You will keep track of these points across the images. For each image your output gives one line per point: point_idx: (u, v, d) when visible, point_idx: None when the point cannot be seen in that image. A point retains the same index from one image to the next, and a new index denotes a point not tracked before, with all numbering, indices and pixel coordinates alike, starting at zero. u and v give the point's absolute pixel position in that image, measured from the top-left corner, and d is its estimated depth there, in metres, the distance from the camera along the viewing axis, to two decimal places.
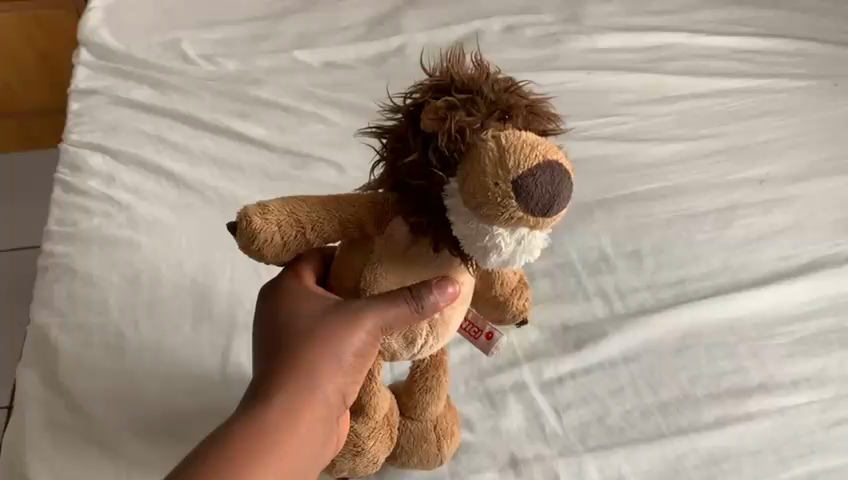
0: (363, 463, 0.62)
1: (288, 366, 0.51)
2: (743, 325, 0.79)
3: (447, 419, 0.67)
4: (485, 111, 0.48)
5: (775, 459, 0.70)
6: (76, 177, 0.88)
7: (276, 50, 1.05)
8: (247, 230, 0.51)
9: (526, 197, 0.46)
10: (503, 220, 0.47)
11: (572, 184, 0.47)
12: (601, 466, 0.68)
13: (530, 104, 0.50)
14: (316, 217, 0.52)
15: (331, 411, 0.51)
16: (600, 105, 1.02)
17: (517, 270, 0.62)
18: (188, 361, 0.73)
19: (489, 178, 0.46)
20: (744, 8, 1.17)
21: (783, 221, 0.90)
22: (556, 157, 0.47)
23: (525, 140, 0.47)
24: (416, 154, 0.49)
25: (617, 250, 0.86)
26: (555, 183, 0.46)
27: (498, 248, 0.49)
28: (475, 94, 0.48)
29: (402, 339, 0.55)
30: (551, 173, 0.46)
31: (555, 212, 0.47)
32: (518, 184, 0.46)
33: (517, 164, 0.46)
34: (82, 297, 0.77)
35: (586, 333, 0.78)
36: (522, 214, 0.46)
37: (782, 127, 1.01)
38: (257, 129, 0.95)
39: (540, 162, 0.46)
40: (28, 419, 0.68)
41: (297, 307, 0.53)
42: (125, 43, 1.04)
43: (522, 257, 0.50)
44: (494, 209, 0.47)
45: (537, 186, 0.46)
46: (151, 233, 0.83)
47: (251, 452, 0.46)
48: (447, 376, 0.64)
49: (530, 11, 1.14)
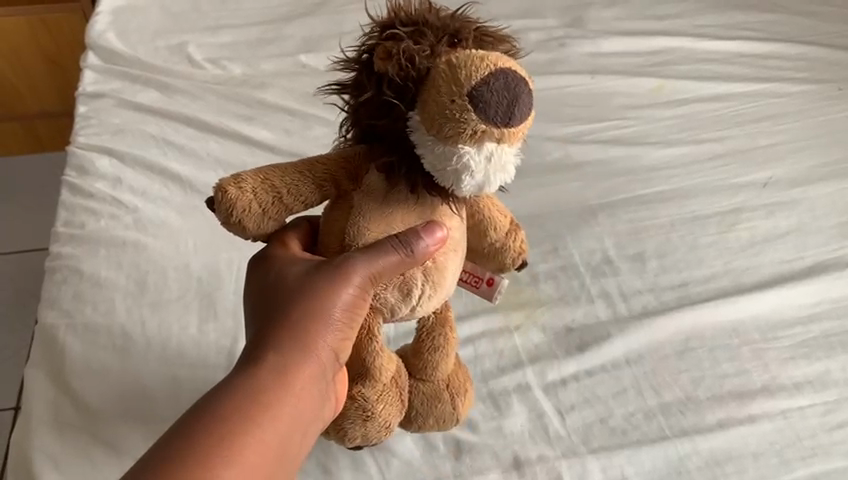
0: (376, 429, 0.60)
1: (280, 327, 0.52)
2: (746, 327, 0.80)
3: (459, 378, 0.67)
4: (433, 39, 0.50)
5: (778, 461, 0.70)
6: (84, 180, 0.88)
7: (282, 54, 1.06)
8: (223, 202, 0.52)
9: (484, 106, 0.47)
10: (467, 136, 0.48)
11: (529, 92, 0.49)
12: (603, 467, 0.69)
13: (477, 28, 0.51)
14: (292, 181, 0.54)
15: (326, 370, 0.52)
16: (603, 109, 1.02)
17: (507, 213, 0.61)
18: (195, 361, 0.74)
19: (445, 96, 0.48)
20: (746, 13, 1.18)
21: (785, 225, 0.90)
22: (508, 67, 0.49)
23: (476, 55, 0.48)
24: (370, 93, 0.50)
25: (620, 252, 0.86)
26: (507, 90, 0.48)
27: (469, 169, 0.49)
28: (420, 25, 0.50)
29: (396, 291, 0.55)
30: (504, 81, 0.48)
31: (516, 120, 0.48)
32: (472, 95, 0.47)
33: (470, 77, 0.47)
34: (89, 299, 0.77)
35: (588, 334, 0.79)
36: (484, 125, 0.47)
37: (785, 132, 1.01)
38: (262, 132, 0.96)
39: (491, 70, 0.48)
40: (35, 417, 0.69)
41: (286, 270, 0.54)
42: (132, 47, 1.05)
43: (494, 178, 0.50)
44: (455, 126, 0.48)
45: (490, 93, 0.47)
46: (158, 235, 0.84)
47: (248, 408, 0.47)
48: (453, 333, 0.65)
49: (534, 16, 1.15)
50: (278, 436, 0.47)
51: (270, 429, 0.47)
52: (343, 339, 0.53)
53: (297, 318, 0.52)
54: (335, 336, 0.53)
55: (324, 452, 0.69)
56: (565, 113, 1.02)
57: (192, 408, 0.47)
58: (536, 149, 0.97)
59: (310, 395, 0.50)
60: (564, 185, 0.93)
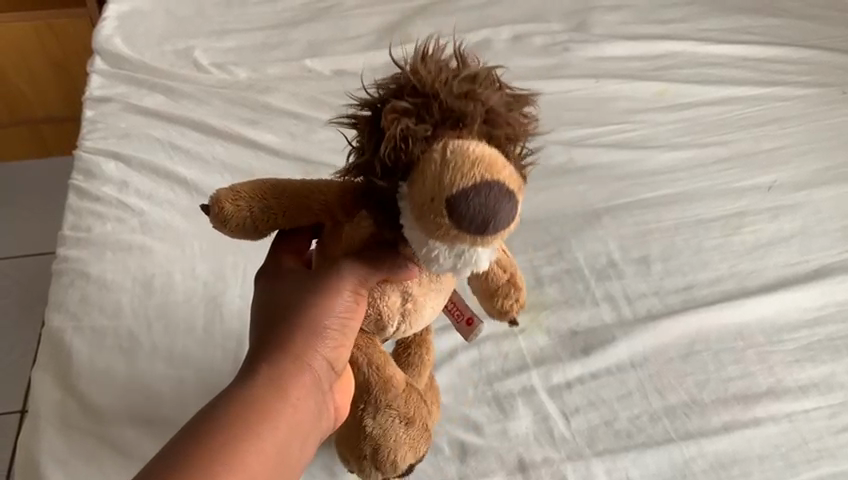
0: (410, 440, 0.56)
1: (276, 335, 0.52)
2: (751, 330, 0.80)
3: (430, 394, 0.67)
4: (437, 119, 0.45)
5: (783, 464, 0.70)
6: (91, 184, 0.89)
7: (287, 58, 1.06)
8: (218, 215, 0.52)
9: (458, 217, 0.44)
10: (438, 234, 0.45)
11: (515, 205, 0.45)
12: (608, 469, 0.69)
13: (492, 110, 0.46)
14: (287, 205, 0.53)
15: (323, 378, 0.52)
16: (608, 113, 1.03)
17: (509, 269, 0.61)
18: (200, 363, 0.74)
19: (426, 193, 0.45)
20: (750, 17, 1.18)
21: (790, 228, 0.90)
22: (501, 175, 0.44)
23: (471, 155, 0.44)
24: (366, 153, 0.47)
25: (624, 256, 0.86)
26: (489, 205, 0.43)
27: (438, 260, 0.47)
28: (429, 99, 0.46)
29: (372, 324, 0.56)
30: (487, 194, 0.43)
31: (492, 234, 0.44)
32: (451, 200, 0.44)
33: (456, 179, 0.44)
34: (96, 301, 0.78)
35: (593, 338, 0.79)
36: (457, 233, 0.44)
37: (790, 135, 1.01)
38: (268, 135, 0.96)
39: (478, 179, 0.44)
40: (43, 418, 0.70)
41: (283, 281, 0.54)
42: (138, 52, 1.06)
43: (466, 271, 0.48)
44: (429, 221, 0.45)
45: (468, 206, 0.43)
46: (164, 238, 0.84)
47: (247, 417, 0.48)
48: (429, 354, 0.65)
49: (539, 20, 1.15)
50: (278, 444, 0.48)
51: (269, 439, 0.48)
52: (340, 347, 0.52)
53: (292, 325, 0.51)
54: (331, 344, 0.52)
55: (329, 454, 0.69)
56: (569, 117, 1.02)
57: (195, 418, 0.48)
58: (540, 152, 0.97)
59: (307, 402, 0.51)
60: (569, 189, 0.93)
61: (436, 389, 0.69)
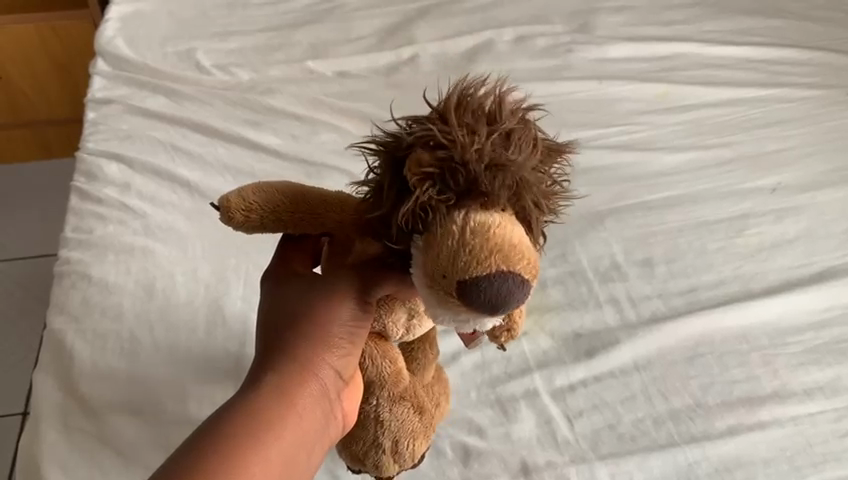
0: (422, 430, 0.61)
1: (281, 342, 0.51)
2: (755, 333, 0.79)
3: (435, 388, 0.66)
4: (461, 188, 0.45)
5: (788, 468, 0.70)
6: (93, 185, 0.89)
7: (289, 59, 1.06)
8: (229, 221, 0.53)
9: (467, 301, 0.44)
10: (449, 307, 0.45)
11: (527, 292, 0.45)
12: (612, 473, 0.68)
13: (522, 182, 0.45)
14: (298, 219, 0.53)
15: (330, 387, 0.51)
16: (611, 114, 1.02)
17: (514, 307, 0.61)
18: (202, 365, 0.74)
19: (438, 268, 0.44)
20: (753, 18, 1.18)
21: (794, 230, 0.90)
22: (518, 263, 0.44)
23: (490, 238, 0.44)
24: (386, 207, 0.47)
25: (628, 258, 0.86)
26: (503, 296, 0.43)
27: (444, 324, 0.47)
28: (456, 165, 0.44)
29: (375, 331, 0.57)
30: (502, 285, 0.43)
31: (499, 315, 0.45)
32: (464, 284, 0.43)
33: (471, 264, 0.43)
34: (98, 303, 0.77)
35: (597, 340, 0.78)
36: (464, 310, 0.45)
37: (793, 137, 1.01)
38: (270, 137, 0.96)
39: (494, 268, 0.43)
40: (44, 421, 0.69)
41: (290, 286, 0.53)
42: (141, 53, 1.05)
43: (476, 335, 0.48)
44: (441, 293, 0.45)
45: (481, 294, 0.43)
46: (166, 241, 0.84)
47: (253, 427, 0.47)
48: (434, 349, 0.64)
49: (541, 21, 1.15)
50: (284, 454, 0.48)
51: (275, 448, 0.47)
52: (348, 355, 0.52)
53: (297, 334, 0.51)
54: (339, 354, 0.52)
55: (332, 457, 0.69)
56: (572, 118, 1.01)
57: (200, 425, 0.48)
58: None
59: (314, 410, 0.50)
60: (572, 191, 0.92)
61: (444, 383, 0.69)
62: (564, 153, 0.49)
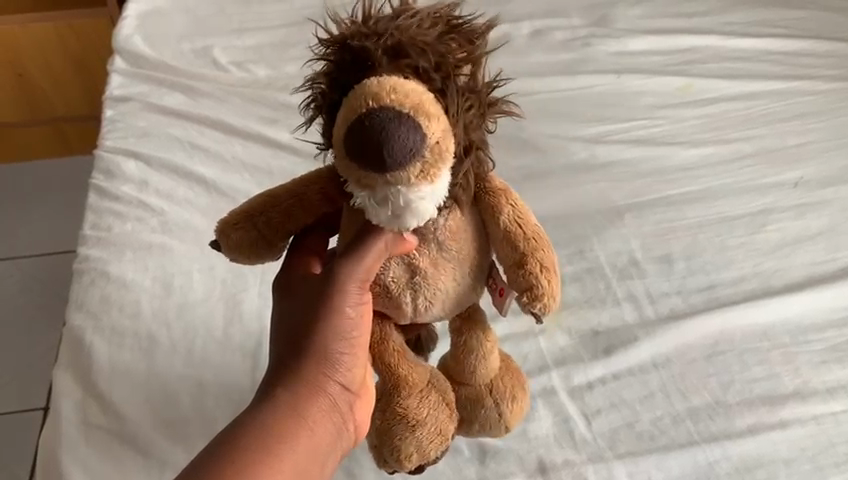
0: (414, 442, 0.54)
1: (290, 355, 0.51)
2: (776, 331, 0.78)
3: (506, 380, 0.60)
4: (347, 62, 0.47)
5: (811, 467, 0.69)
6: (111, 183, 0.89)
7: (305, 56, 1.06)
8: (228, 244, 0.54)
9: (352, 151, 0.44)
10: (355, 180, 0.45)
11: (411, 132, 0.43)
12: (631, 472, 0.68)
13: (404, 39, 0.46)
14: (285, 208, 0.54)
15: (339, 401, 0.51)
16: (630, 108, 1.01)
17: (536, 255, 0.52)
18: (219, 365, 0.74)
19: (337, 140, 0.46)
20: (775, 10, 1.16)
21: (817, 226, 0.88)
22: (391, 100, 0.43)
23: (366, 89, 0.44)
24: (320, 117, 0.51)
25: (646, 254, 0.85)
26: (378, 129, 0.43)
27: (369, 210, 0.46)
28: (341, 45, 0.47)
29: (384, 302, 0.53)
30: (372, 121, 0.43)
31: (393, 163, 0.43)
32: (347, 136, 0.44)
33: (351, 114, 0.44)
34: (117, 300, 0.78)
35: (615, 338, 0.77)
36: (363, 173, 0.44)
37: (815, 131, 0.99)
38: (286, 134, 0.96)
39: (368, 107, 0.43)
40: (64, 416, 0.70)
41: (294, 297, 0.53)
42: (158, 51, 1.06)
43: (404, 219, 0.46)
44: (345, 166, 0.45)
45: (362, 139, 0.43)
46: (183, 238, 0.84)
47: (266, 440, 0.47)
48: (491, 336, 0.58)
49: (559, 15, 1.14)
50: (297, 466, 0.48)
51: (288, 462, 0.47)
52: (353, 368, 0.51)
53: (303, 347, 0.50)
54: (345, 367, 0.51)
55: (348, 456, 0.69)
56: (590, 113, 1.00)
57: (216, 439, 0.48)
58: (560, 148, 0.96)
59: (325, 423, 0.50)
60: (589, 186, 0.92)
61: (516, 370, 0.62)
62: (481, 36, 0.49)
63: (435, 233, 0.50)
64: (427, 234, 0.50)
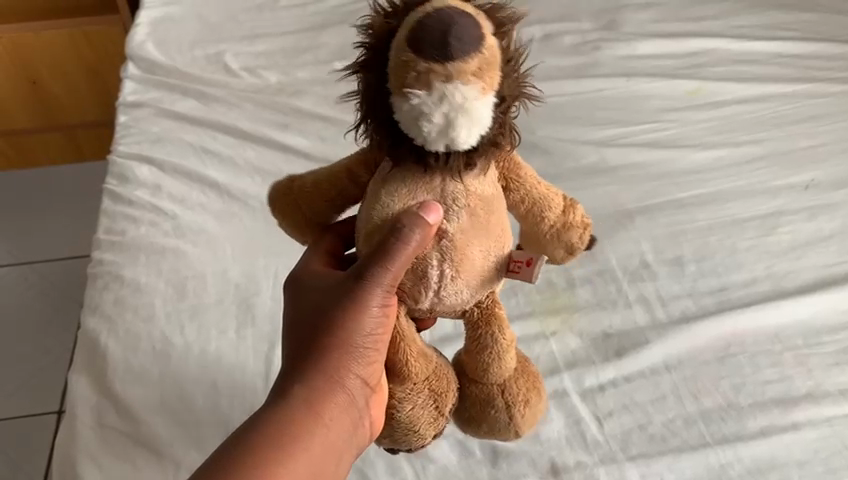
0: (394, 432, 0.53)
1: (312, 352, 0.51)
2: (789, 333, 0.78)
3: (520, 381, 0.56)
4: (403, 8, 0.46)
5: (824, 470, 0.69)
6: (124, 188, 0.90)
7: (316, 61, 1.07)
8: (271, 203, 0.57)
9: (419, 46, 0.43)
10: (414, 81, 0.44)
11: (475, 30, 0.44)
12: (642, 473, 0.68)
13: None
14: (303, 187, 0.55)
15: (358, 398, 0.51)
16: (639, 112, 1.01)
17: (569, 202, 0.54)
18: (232, 368, 0.75)
19: (395, 50, 0.45)
20: (785, 12, 1.16)
21: (828, 228, 0.88)
22: (455, 8, 0.45)
23: (429, 5, 0.45)
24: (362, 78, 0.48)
25: (657, 257, 0.85)
26: (446, 21, 0.44)
27: (424, 114, 0.44)
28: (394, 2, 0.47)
29: (412, 275, 0.49)
30: (441, 17, 0.44)
31: (460, 51, 0.43)
32: (410, 39, 0.44)
33: (413, 20, 0.45)
34: (130, 303, 0.79)
35: (627, 340, 0.78)
36: (428, 65, 0.43)
37: (826, 133, 0.99)
38: (297, 139, 0.96)
39: (431, 13, 0.44)
40: (79, 417, 0.71)
41: (317, 295, 0.53)
42: (171, 57, 1.07)
43: (458, 121, 0.44)
44: (402, 70, 0.44)
45: (427, 33, 0.44)
46: (197, 242, 0.85)
47: (282, 436, 0.48)
48: (507, 331, 0.54)
49: (569, 19, 1.15)
50: (309, 464, 0.48)
51: (300, 461, 0.47)
52: (375, 364, 0.51)
53: (325, 343, 0.51)
54: (367, 363, 0.51)
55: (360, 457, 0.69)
56: (599, 116, 1.01)
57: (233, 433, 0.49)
58: (570, 152, 0.96)
59: (342, 420, 0.50)
60: (600, 189, 0.92)
61: (532, 375, 0.58)
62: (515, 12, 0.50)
63: (464, 198, 0.48)
64: (456, 203, 0.48)
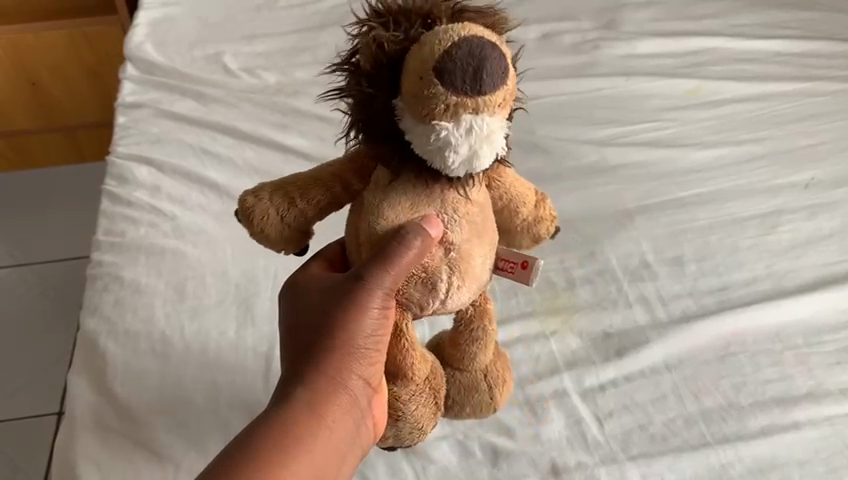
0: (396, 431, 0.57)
1: (311, 354, 0.51)
2: (789, 333, 0.78)
3: (496, 364, 0.63)
4: (407, 22, 0.46)
5: (825, 469, 0.69)
6: (124, 189, 0.90)
7: (315, 62, 1.07)
8: (244, 210, 0.54)
9: (449, 78, 0.43)
10: (442, 113, 0.44)
11: (500, 57, 0.45)
12: (644, 474, 0.68)
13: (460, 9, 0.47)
14: (287, 192, 0.54)
15: (359, 397, 0.51)
16: (639, 111, 1.01)
17: (537, 193, 0.57)
18: (231, 368, 0.74)
19: (415, 75, 0.44)
20: (785, 11, 1.16)
21: (828, 227, 0.88)
22: (477, 32, 0.45)
23: (446, 27, 0.45)
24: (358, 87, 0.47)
25: (657, 256, 0.85)
26: (475, 52, 0.43)
27: (451, 144, 0.45)
28: (393, 12, 0.47)
29: (421, 286, 0.51)
30: (469, 45, 0.44)
31: (489, 85, 0.44)
32: (435, 67, 0.44)
33: (433, 45, 0.44)
34: (130, 304, 0.79)
35: (627, 340, 0.77)
36: (458, 99, 0.44)
37: (826, 131, 0.99)
38: (296, 139, 0.96)
39: (452, 41, 0.44)
40: (79, 418, 0.71)
41: (312, 298, 0.53)
42: (170, 57, 1.07)
43: (481, 150, 0.46)
44: (426, 100, 0.44)
45: (456, 66, 0.43)
46: (197, 243, 0.84)
47: (285, 438, 0.47)
48: (494, 325, 0.60)
49: (568, 18, 1.14)
50: (313, 467, 0.48)
51: (304, 462, 0.47)
52: (374, 365, 0.51)
53: (324, 345, 0.50)
54: (367, 364, 0.51)
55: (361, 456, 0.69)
56: (599, 116, 1.01)
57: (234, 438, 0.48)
58: (570, 151, 0.96)
59: (344, 422, 0.50)
60: (600, 189, 0.92)
61: (502, 357, 0.65)
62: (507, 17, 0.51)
63: (463, 206, 0.50)
64: (455, 212, 0.50)
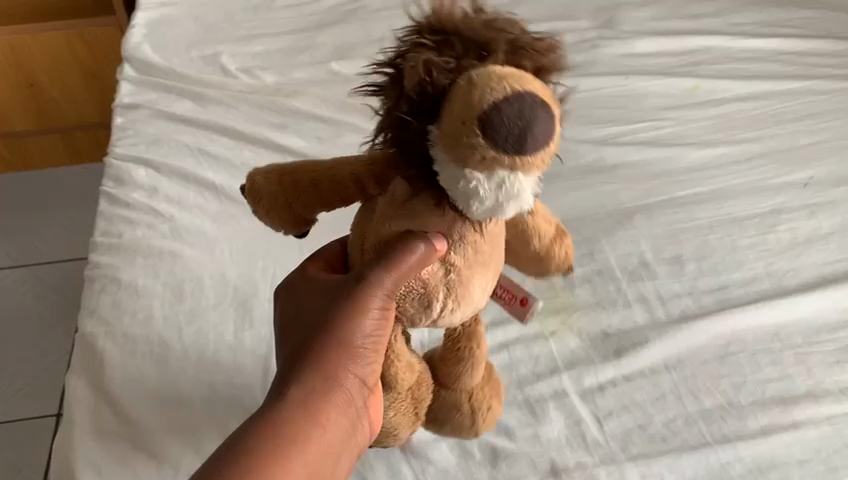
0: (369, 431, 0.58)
1: (307, 353, 0.50)
2: (789, 332, 0.78)
3: (484, 390, 0.63)
4: (460, 51, 0.46)
5: (825, 468, 0.69)
6: (121, 190, 0.90)
7: (313, 62, 1.06)
8: (252, 189, 0.55)
9: (492, 133, 0.44)
10: (477, 164, 0.45)
11: (549, 119, 0.45)
12: (643, 473, 0.68)
13: (516, 40, 0.47)
14: (297, 180, 0.54)
15: (354, 396, 0.51)
16: (638, 110, 1.01)
17: (556, 223, 0.58)
18: (229, 370, 0.74)
19: (460, 121, 0.45)
20: (784, 9, 1.16)
21: (828, 226, 0.88)
22: (528, 87, 0.45)
23: (502, 76, 0.45)
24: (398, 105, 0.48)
25: (656, 256, 0.85)
26: (524, 114, 0.44)
27: (479, 194, 0.47)
28: (450, 36, 0.47)
29: (416, 303, 0.52)
30: (518, 105, 0.44)
31: (531, 149, 0.45)
32: (481, 119, 0.44)
33: (483, 96, 0.44)
34: (128, 306, 0.78)
35: (627, 340, 0.77)
36: (495, 153, 0.44)
37: (825, 130, 0.99)
38: (295, 140, 0.96)
39: (500, 95, 0.44)
40: (76, 421, 0.70)
41: (308, 300, 0.53)
42: (167, 58, 1.06)
43: (507, 204, 0.47)
44: (464, 150, 0.45)
45: (501, 123, 0.44)
46: (195, 244, 0.84)
47: (280, 437, 0.46)
48: (483, 349, 0.60)
49: (566, 17, 1.14)
50: (308, 466, 0.47)
51: (297, 463, 0.46)
52: (371, 365, 0.52)
53: (321, 344, 0.50)
54: (363, 363, 0.51)
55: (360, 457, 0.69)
56: (598, 115, 1.00)
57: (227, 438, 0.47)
58: (569, 151, 0.96)
59: (339, 421, 0.49)
60: (599, 188, 0.91)
61: (495, 383, 0.65)
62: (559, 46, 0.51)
63: (469, 235, 0.51)
64: (462, 237, 0.50)
